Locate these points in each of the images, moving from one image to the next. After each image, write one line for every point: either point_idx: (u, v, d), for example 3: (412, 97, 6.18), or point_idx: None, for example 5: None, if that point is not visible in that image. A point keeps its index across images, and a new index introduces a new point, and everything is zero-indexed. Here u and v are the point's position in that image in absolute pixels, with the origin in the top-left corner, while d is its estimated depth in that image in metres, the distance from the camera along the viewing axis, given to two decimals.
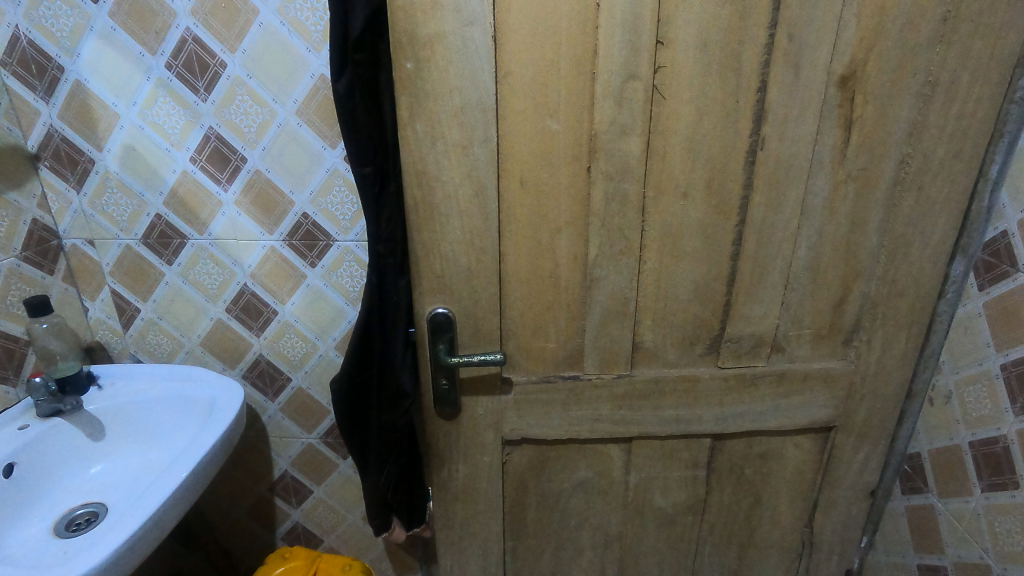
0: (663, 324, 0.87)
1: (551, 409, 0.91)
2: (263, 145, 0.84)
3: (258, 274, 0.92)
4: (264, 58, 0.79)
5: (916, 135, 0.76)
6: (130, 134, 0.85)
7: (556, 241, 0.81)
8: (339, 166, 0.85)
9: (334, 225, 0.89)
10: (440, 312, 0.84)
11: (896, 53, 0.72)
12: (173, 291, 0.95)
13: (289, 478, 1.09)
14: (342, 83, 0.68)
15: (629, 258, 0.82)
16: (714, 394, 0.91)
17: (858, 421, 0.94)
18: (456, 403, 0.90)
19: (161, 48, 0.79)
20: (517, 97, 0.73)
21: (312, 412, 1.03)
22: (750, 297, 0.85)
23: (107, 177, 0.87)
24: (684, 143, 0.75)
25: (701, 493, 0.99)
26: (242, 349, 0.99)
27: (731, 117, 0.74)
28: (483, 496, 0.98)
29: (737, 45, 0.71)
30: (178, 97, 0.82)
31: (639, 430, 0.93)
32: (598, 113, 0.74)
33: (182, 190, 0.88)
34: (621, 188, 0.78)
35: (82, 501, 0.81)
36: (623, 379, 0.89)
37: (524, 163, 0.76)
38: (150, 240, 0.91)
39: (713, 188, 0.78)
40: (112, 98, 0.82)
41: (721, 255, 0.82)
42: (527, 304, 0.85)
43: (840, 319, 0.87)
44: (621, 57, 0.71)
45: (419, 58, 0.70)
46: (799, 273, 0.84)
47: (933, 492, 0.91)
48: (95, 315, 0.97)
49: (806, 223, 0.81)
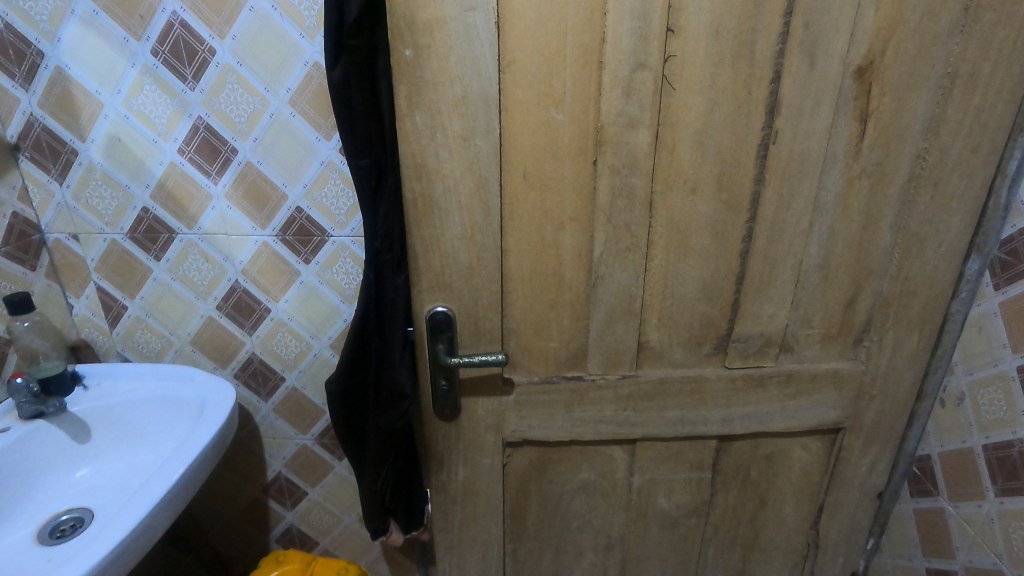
0: (670, 323, 0.84)
1: (553, 410, 0.89)
2: (254, 136, 0.80)
3: (250, 270, 0.89)
4: (256, 44, 0.75)
5: (934, 129, 0.73)
6: (115, 123, 0.81)
7: (560, 237, 0.78)
8: (335, 158, 0.81)
9: (329, 220, 0.85)
10: (439, 311, 0.81)
11: (914, 44, 0.69)
12: (162, 289, 0.91)
13: (283, 479, 1.06)
14: (338, 73, 0.65)
15: (636, 255, 0.79)
16: (720, 394, 0.89)
17: (866, 422, 0.92)
18: (456, 405, 0.87)
19: (147, 33, 0.75)
20: (519, 86, 0.70)
21: (306, 412, 1.00)
22: (760, 296, 0.83)
23: (91, 168, 0.84)
24: (693, 136, 0.73)
25: (705, 495, 0.98)
26: (233, 348, 0.95)
27: (743, 109, 0.71)
28: (483, 499, 0.96)
29: (750, 34, 0.68)
30: (165, 85, 0.78)
31: (644, 431, 0.91)
32: (604, 104, 0.71)
33: (170, 182, 0.84)
34: (629, 183, 0.75)
35: (67, 505, 0.78)
36: (627, 380, 0.87)
37: (528, 156, 0.73)
38: (137, 235, 0.87)
39: (723, 183, 0.75)
40: (95, 85, 0.79)
41: (730, 252, 0.80)
42: (529, 302, 0.82)
43: (851, 318, 0.85)
44: (630, 45, 0.68)
45: (418, 45, 0.67)
46: (809, 271, 0.81)
47: (944, 495, 0.89)
48: (80, 313, 0.93)
49: (817, 219, 0.78)
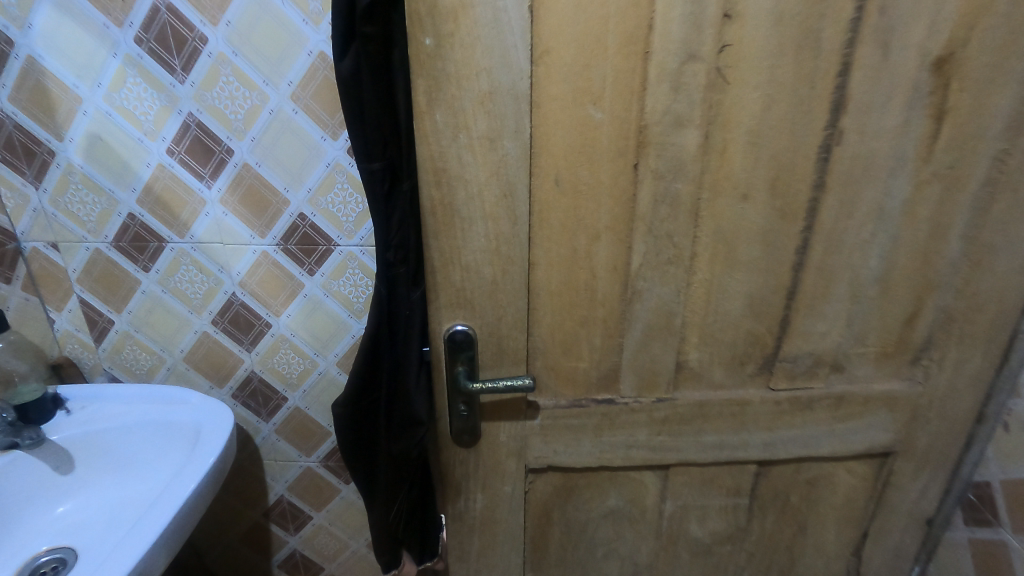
0: (712, 342, 0.77)
1: (582, 435, 0.81)
2: (252, 135, 0.72)
3: (249, 282, 0.81)
4: (253, 31, 0.66)
5: (1016, 128, 0.66)
6: (96, 121, 0.72)
7: (594, 249, 0.70)
8: (342, 160, 0.73)
9: (335, 227, 0.77)
10: (459, 330, 0.73)
11: (1001, 32, 0.61)
12: (152, 302, 0.83)
13: (286, 503, 0.98)
14: (347, 64, 0.57)
15: (678, 268, 0.71)
16: (764, 417, 0.81)
17: (919, 446, 0.85)
18: (476, 431, 0.79)
19: (129, 18, 0.66)
20: (554, 80, 0.61)
21: (311, 433, 0.92)
22: (812, 313, 0.75)
23: (70, 170, 0.75)
24: (747, 137, 0.65)
25: (741, 521, 0.91)
26: (231, 366, 0.87)
27: (805, 106, 0.63)
28: (502, 527, 0.89)
29: (818, 20, 0.59)
30: (151, 78, 0.69)
31: (679, 457, 0.83)
32: (649, 101, 0.62)
33: (159, 187, 0.75)
34: (673, 189, 0.67)
35: (48, 545, 0.72)
36: (663, 403, 0.79)
37: (561, 159, 0.65)
38: (122, 244, 0.79)
39: (777, 189, 0.67)
40: (72, 78, 0.70)
41: (782, 265, 0.72)
42: (558, 319, 0.74)
43: (910, 335, 0.77)
44: (681, 33, 0.59)
45: (440, 32, 0.58)
46: (867, 285, 0.74)
47: (1005, 527, 0.82)
48: (62, 328, 0.85)
49: (880, 228, 0.70)
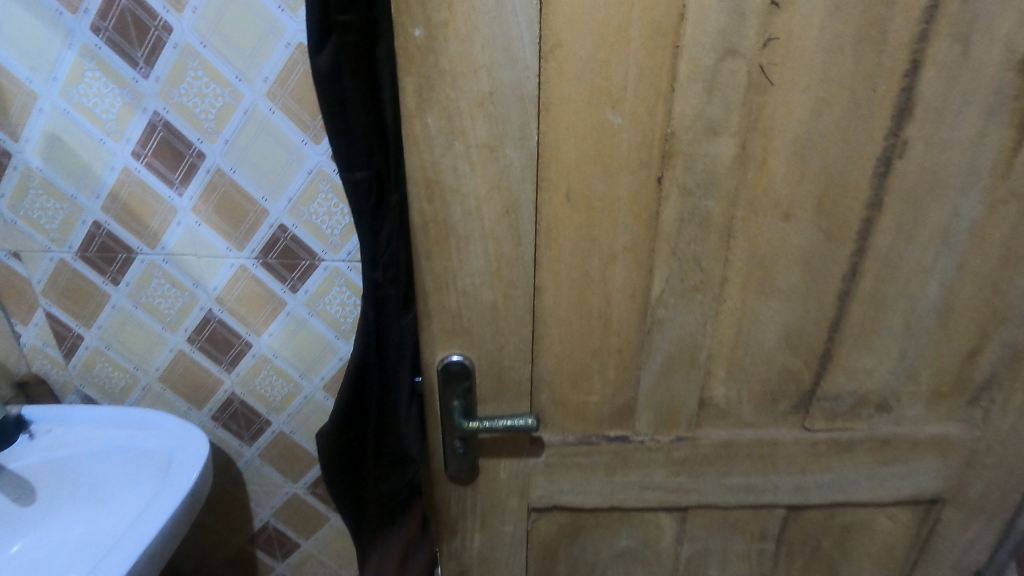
0: (740, 377, 0.67)
1: (591, 474, 0.73)
2: (224, 137, 0.64)
3: (226, 298, 0.73)
4: (223, 20, 0.58)
5: None
6: (53, 119, 0.65)
7: (609, 273, 0.61)
8: (325, 166, 0.65)
9: (319, 241, 0.69)
10: (455, 361, 0.65)
11: None
12: (123, 317, 0.76)
13: (272, 529, 0.92)
14: (325, 59, 0.50)
15: (705, 295, 0.62)
16: (797, 460, 0.72)
17: (971, 494, 0.75)
18: (473, 468, 0.71)
19: (85, 4, 0.59)
20: (566, 79, 0.52)
21: (297, 459, 0.85)
22: (857, 347, 0.66)
23: (29, 173, 0.68)
24: (792, 147, 0.55)
25: (766, 567, 0.82)
26: (210, 387, 0.80)
27: (863, 111, 0.54)
28: (502, 568, 0.81)
29: (885, 9, 0.49)
30: (111, 71, 0.62)
31: (699, 500, 0.75)
32: (678, 104, 0.53)
33: (125, 193, 0.68)
34: (702, 206, 0.58)
35: None
36: (683, 442, 0.71)
37: (573, 170, 0.56)
38: (88, 255, 0.72)
39: (825, 207, 0.58)
40: (25, 71, 0.62)
41: (826, 293, 0.62)
42: (567, 349, 0.66)
43: (970, 374, 0.68)
44: (718, 24, 0.50)
45: (432, 22, 0.50)
46: (923, 317, 0.64)
47: None
48: (29, 342, 0.79)
49: (943, 254, 0.60)
